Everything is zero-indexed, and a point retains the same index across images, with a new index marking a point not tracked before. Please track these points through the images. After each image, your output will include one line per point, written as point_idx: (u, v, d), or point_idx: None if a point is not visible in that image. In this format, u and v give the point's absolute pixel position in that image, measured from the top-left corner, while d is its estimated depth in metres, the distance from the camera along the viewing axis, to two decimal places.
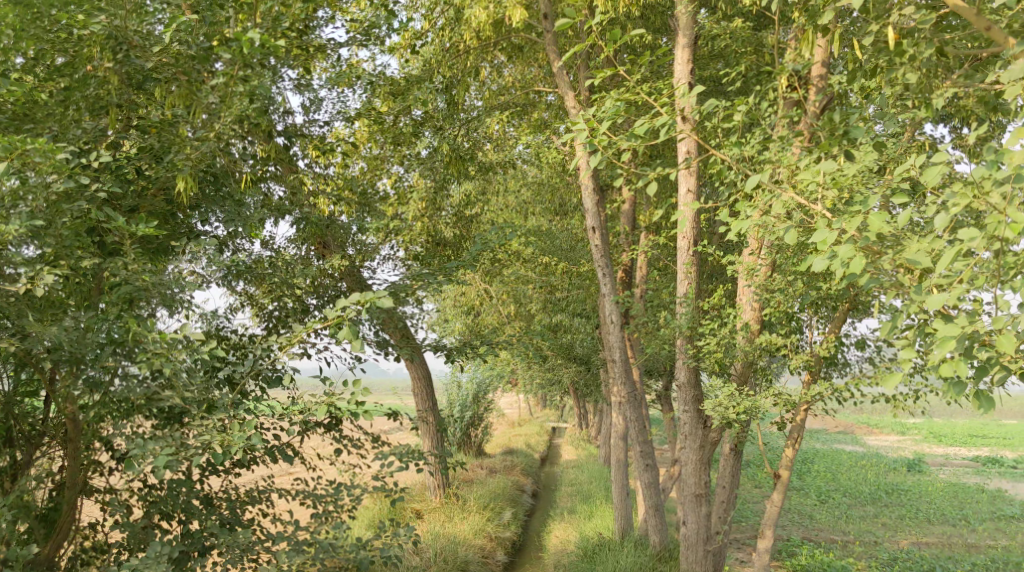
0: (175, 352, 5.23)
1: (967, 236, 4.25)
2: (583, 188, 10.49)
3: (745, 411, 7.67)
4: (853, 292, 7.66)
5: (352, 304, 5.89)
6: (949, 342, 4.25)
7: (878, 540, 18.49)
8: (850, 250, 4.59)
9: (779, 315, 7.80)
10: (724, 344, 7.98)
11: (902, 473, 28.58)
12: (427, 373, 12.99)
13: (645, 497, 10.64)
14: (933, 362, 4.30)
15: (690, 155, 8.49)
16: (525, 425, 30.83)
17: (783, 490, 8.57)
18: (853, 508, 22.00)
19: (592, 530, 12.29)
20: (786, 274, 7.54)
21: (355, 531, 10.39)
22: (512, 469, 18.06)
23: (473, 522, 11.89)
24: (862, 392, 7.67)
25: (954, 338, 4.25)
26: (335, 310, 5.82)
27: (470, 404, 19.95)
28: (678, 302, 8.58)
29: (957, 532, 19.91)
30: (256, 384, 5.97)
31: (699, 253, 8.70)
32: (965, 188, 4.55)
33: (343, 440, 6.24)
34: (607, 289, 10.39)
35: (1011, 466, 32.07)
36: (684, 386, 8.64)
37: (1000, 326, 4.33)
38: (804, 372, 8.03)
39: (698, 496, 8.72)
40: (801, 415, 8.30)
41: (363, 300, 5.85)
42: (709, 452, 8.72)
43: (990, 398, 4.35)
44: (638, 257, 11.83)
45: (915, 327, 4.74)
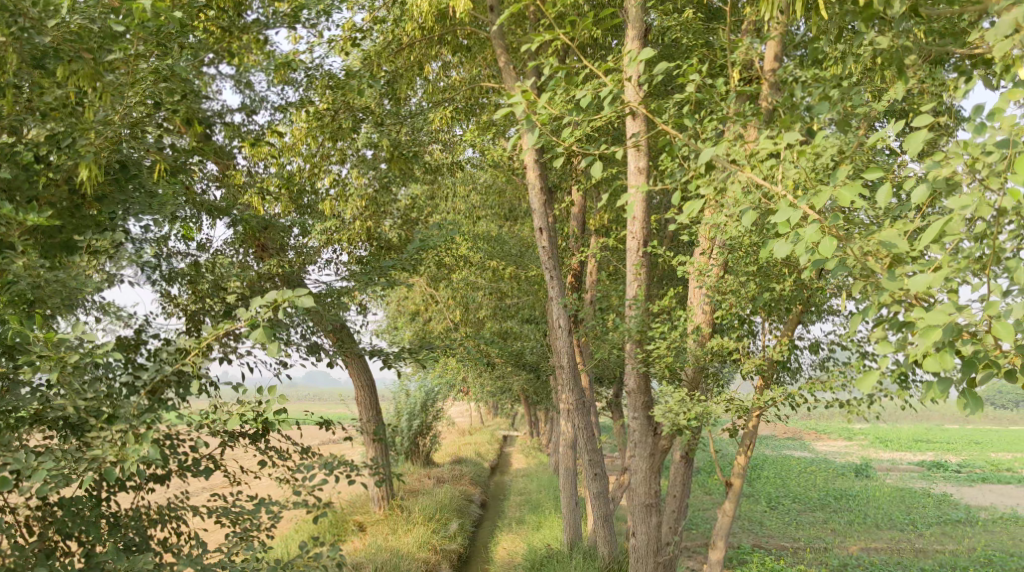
0: (66, 354, 4.84)
1: (958, 205, 4.04)
2: (531, 187, 10.16)
3: (696, 417, 7.38)
4: (807, 293, 7.42)
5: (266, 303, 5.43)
6: (936, 330, 4.00)
7: (828, 546, 18.44)
8: (814, 233, 4.32)
9: (730, 317, 7.53)
10: (675, 348, 7.67)
11: (851, 478, 28.77)
12: (370, 380, 12.55)
13: (594, 507, 10.29)
14: (918, 353, 4.05)
15: (641, 151, 8.19)
16: (475, 433, 30.44)
17: (735, 498, 8.27)
18: (802, 515, 21.99)
19: (540, 542, 11.91)
20: (738, 276, 7.27)
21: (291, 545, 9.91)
22: (461, 478, 17.66)
23: (418, 535, 11.48)
24: (816, 397, 7.43)
25: (941, 327, 4.01)
26: (249, 312, 5.37)
27: (418, 412, 19.50)
28: (627, 304, 8.27)
29: (905, 537, 19.98)
30: (172, 392, 5.59)
31: (649, 255, 8.41)
32: (935, 167, 4.32)
33: (269, 451, 5.82)
34: (555, 292, 10.04)
35: (955, 470, 32.47)
36: (634, 392, 8.32)
37: (989, 314, 4.10)
38: (757, 377, 7.76)
39: (648, 506, 8.40)
40: (753, 422, 8.03)
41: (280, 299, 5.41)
42: (659, 460, 8.42)
43: (977, 397, 4.18)
44: (588, 261, 11.53)
45: (890, 320, 4.49)
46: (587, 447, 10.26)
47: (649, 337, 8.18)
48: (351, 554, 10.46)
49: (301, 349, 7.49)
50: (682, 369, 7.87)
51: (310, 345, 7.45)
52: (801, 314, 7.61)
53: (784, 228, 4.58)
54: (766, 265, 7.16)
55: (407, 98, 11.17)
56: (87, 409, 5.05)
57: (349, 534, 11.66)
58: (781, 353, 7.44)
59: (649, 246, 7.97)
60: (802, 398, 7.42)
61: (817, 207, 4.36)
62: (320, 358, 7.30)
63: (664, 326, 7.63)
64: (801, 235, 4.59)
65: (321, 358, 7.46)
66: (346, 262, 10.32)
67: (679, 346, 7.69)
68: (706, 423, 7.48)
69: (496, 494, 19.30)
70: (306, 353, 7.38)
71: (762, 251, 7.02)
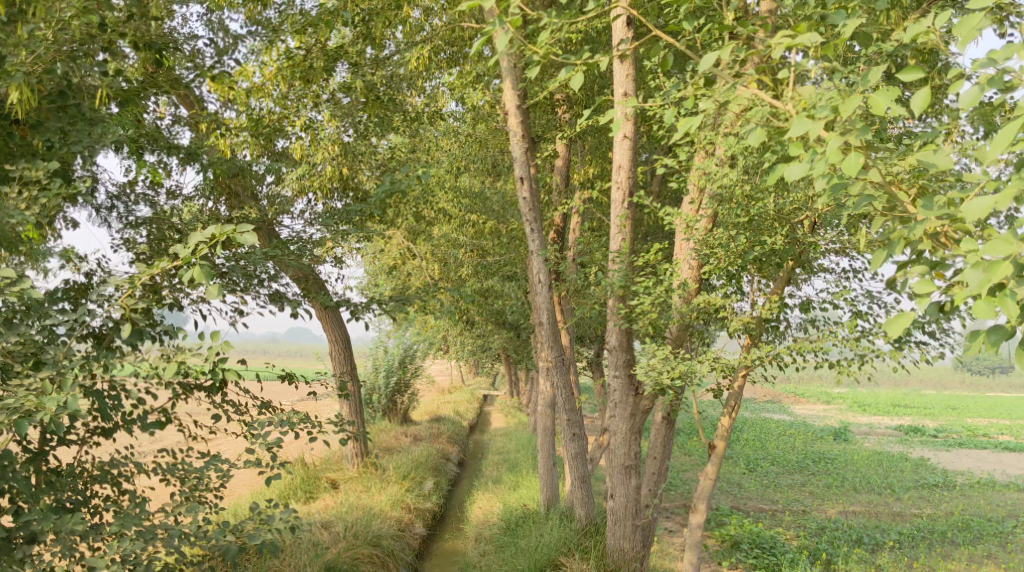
0: None
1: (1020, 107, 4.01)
2: (512, 135, 9.73)
3: (680, 376, 7.08)
4: (799, 248, 7.07)
5: (203, 241, 5.34)
6: (1000, 265, 3.95)
7: (806, 508, 18.39)
8: (840, 147, 4.31)
9: (718, 273, 7.16)
10: (659, 304, 7.33)
11: (829, 442, 28.80)
12: (345, 335, 12.23)
13: (571, 468, 10.01)
14: (977, 290, 3.99)
15: (629, 97, 7.81)
16: (455, 392, 30.13)
17: (717, 461, 7.98)
18: (780, 477, 21.97)
19: (516, 502, 11.65)
20: (728, 228, 6.86)
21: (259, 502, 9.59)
22: (439, 436, 17.38)
23: (391, 494, 11.19)
24: (804, 357, 7.12)
25: (1004, 261, 3.95)
26: (188, 249, 5.27)
27: (396, 369, 19.19)
28: (611, 258, 7.93)
29: (882, 501, 19.96)
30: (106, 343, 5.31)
31: (634, 208, 8.09)
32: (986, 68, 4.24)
33: (223, 406, 5.44)
34: (535, 246, 9.68)
35: (933, 435, 32.50)
36: (615, 350, 8.03)
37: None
38: (744, 336, 7.45)
39: (627, 468, 8.15)
40: (739, 382, 7.70)
41: (220, 234, 5.38)
42: (640, 421, 8.17)
43: None
44: (570, 216, 11.16)
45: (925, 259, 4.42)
46: (566, 406, 9.97)
47: (633, 292, 7.89)
48: (322, 512, 10.16)
49: (263, 296, 7.06)
50: (666, 326, 7.57)
51: (273, 292, 6.99)
52: (791, 272, 7.27)
53: (801, 146, 4.55)
54: (757, 218, 6.84)
55: (385, 41, 10.70)
56: (13, 354, 4.99)
57: (321, 491, 11.36)
58: (770, 311, 7.13)
59: (636, 198, 7.66)
60: (790, 358, 7.13)
61: (846, 113, 4.35)
62: (282, 306, 6.83)
63: (649, 280, 7.28)
64: (820, 155, 4.56)
65: (286, 306, 6.99)
66: (319, 210, 9.92)
67: (663, 301, 7.37)
68: (690, 382, 7.19)
69: (475, 453, 19.04)
70: (267, 299, 6.92)
71: (753, 202, 6.70)
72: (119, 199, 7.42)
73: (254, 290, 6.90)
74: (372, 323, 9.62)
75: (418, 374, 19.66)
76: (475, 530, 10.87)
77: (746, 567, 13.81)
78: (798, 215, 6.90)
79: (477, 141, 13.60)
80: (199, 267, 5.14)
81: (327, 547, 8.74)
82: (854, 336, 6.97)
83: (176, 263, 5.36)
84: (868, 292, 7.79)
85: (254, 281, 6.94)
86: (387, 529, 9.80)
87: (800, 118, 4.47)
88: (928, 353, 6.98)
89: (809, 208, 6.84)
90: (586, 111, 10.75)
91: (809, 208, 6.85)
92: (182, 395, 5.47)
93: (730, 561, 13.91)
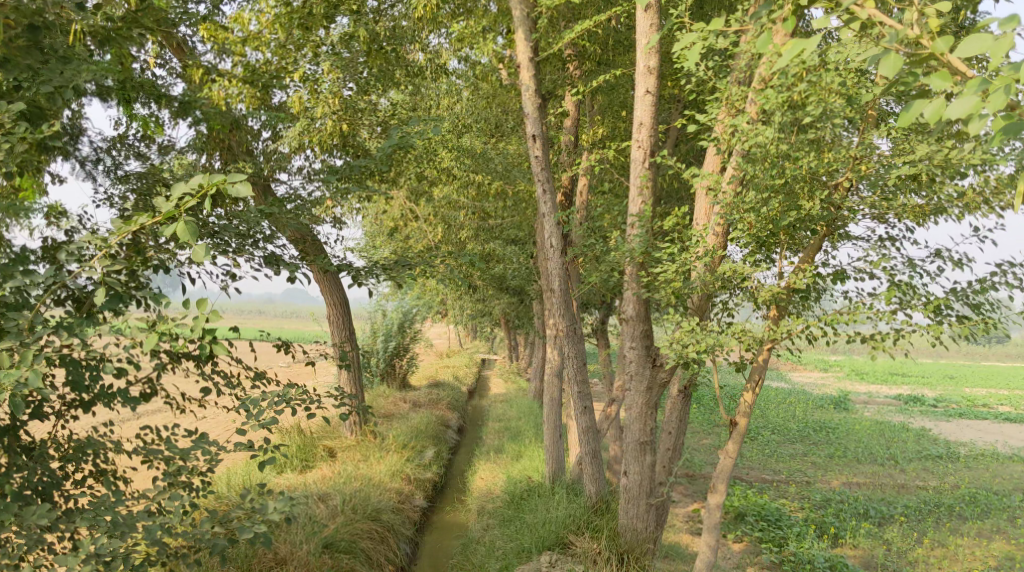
0: None
1: None
2: (524, 90, 9.21)
3: (706, 350, 6.75)
4: (833, 214, 6.60)
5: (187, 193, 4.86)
6: None
7: (810, 479, 18.08)
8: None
9: (746, 241, 6.70)
10: (682, 272, 6.92)
11: (830, 411, 28.48)
12: (344, 300, 11.79)
13: (581, 441, 9.65)
14: None
15: (653, 49, 7.39)
16: (452, 356, 29.73)
17: (738, 439, 7.58)
18: (782, 446, 21.68)
19: (520, 473, 11.28)
20: (760, 191, 6.38)
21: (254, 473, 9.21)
22: (438, 402, 17.00)
23: (391, 464, 10.82)
24: (837, 330, 6.70)
25: None
26: (172, 202, 4.80)
27: (395, 333, 18.76)
28: (631, 222, 7.52)
29: (887, 472, 19.66)
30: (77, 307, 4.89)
31: (656, 168, 7.73)
32: None
33: (213, 378, 4.99)
34: (547, 209, 9.24)
35: (932, 405, 32.24)
36: (632, 321, 7.79)
37: None
38: (770, 307, 7.06)
39: (642, 444, 7.89)
40: (764, 355, 7.29)
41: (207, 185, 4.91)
42: (656, 395, 7.87)
43: None
44: (582, 179, 10.68)
45: None
46: (576, 378, 9.56)
47: (654, 258, 7.46)
48: (320, 482, 9.80)
49: (259, 257, 6.59)
50: (688, 296, 7.34)
51: (269, 254, 6.50)
52: (824, 241, 6.80)
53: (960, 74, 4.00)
54: (790, 181, 6.36)
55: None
56: None
57: (318, 460, 11.01)
58: (801, 281, 6.68)
59: (658, 157, 7.22)
60: (820, 331, 6.70)
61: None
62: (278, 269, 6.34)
63: (673, 247, 6.89)
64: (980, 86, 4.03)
65: (282, 269, 6.48)
66: (318, 168, 9.44)
67: (686, 269, 6.96)
68: (715, 355, 6.83)
69: (474, 420, 18.68)
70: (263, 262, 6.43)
71: (789, 163, 6.24)
72: (104, 153, 6.95)
73: (250, 253, 6.42)
74: (374, 289, 9.18)
75: (417, 338, 19.22)
76: (478, 502, 10.51)
77: (752, 540, 13.47)
78: (835, 178, 6.44)
79: (482, 99, 13.07)
80: (186, 222, 4.65)
81: (324, 521, 8.38)
82: (890, 309, 6.54)
83: (156, 219, 4.90)
84: (905, 262, 7.32)
85: (249, 240, 6.47)
86: (387, 501, 9.43)
87: (975, 36, 3.93)
88: (969, 328, 6.53)
89: (848, 170, 6.36)
90: (600, 67, 10.22)
91: (847, 170, 6.39)
92: (170, 364, 5.06)
93: (737, 534, 13.56)
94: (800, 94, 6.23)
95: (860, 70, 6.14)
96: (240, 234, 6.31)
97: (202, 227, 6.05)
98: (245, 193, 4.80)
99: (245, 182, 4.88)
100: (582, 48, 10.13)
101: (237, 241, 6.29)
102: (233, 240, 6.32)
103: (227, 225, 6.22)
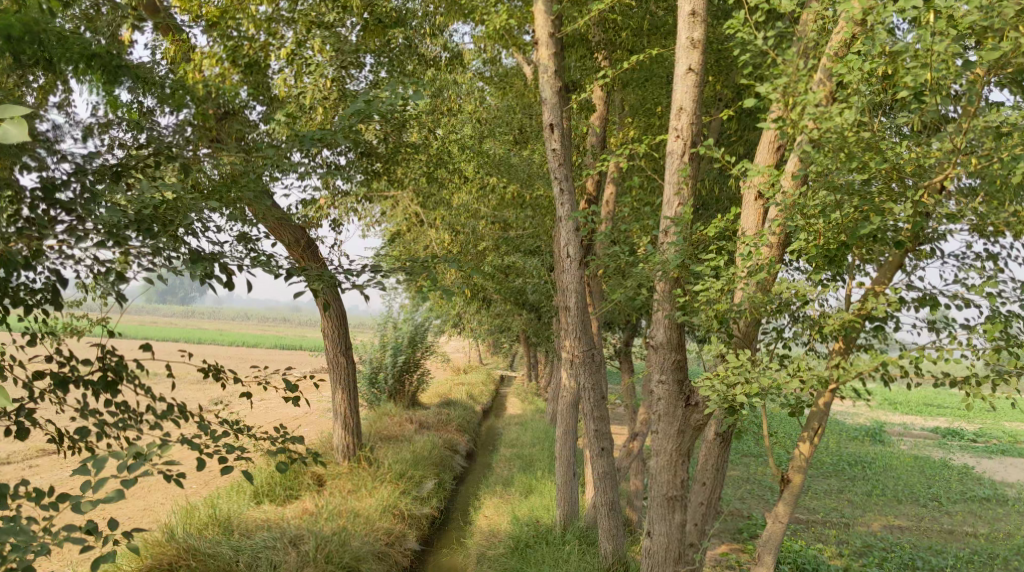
0: None
1: None
2: (543, 72, 8.16)
3: (756, 387, 5.59)
4: (920, 230, 5.43)
5: None
6: None
7: (848, 521, 16.57)
8: None
9: (811, 256, 5.55)
10: (727, 292, 5.79)
11: (865, 444, 26.83)
12: (342, 312, 10.55)
13: (598, 487, 8.39)
14: None
15: (695, 21, 6.37)
16: (469, 372, 28.24)
17: (791, 500, 6.29)
18: (815, 482, 20.17)
19: (529, 513, 10.04)
20: (831, 193, 5.28)
21: (211, 521, 8.07)
22: (447, 424, 15.72)
23: (382, 497, 9.61)
24: (920, 371, 5.45)
25: None
26: None
27: (406, 347, 17.45)
28: (666, 228, 6.40)
29: (930, 515, 18.09)
30: None
31: (697, 163, 6.61)
32: None
33: (99, 415, 3.92)
34: (564, 213, 8.07)
35: (973, 440, 30.32)
36: (662, 348, 6.56)
37: None
38: (835, 339, 5.86)
39: (670, 500, 6.65)
40: (826, 395, 6.10)
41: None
42: (689, 441, 6.64)
43: None
44: (610, 186, 9.50)
45: None
46: (594, 414, 8.35)
47: (692, 272, 6.33)
48: (298, 518, 8.69)
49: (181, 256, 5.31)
50: (734, 321, 6.23)
51: (190, 253, 5.18)
52: (904, 260, 5.59)
53: None
54: (869, 181, 5.21)
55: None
56: None
57: (305, 488, 9.83)
58: (878, 308, 5.48)
59: (702, 146, 6.08)
60: (900, 370, 5.46)
61: None
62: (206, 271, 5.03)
63: (718, 259, 5.76)
64: None
65: (205, 273, 5.16)
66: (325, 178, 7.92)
67: (733, 288, 5.85)
68: (770, 397, 5.67)
69: (487, 443, 17.36)
70: (187, 265, 5.13)
71: (869, 155, 5.21)
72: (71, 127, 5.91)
73: (167, 251, 5.16)
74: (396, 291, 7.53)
75: (430, 353, 17.95)
76: (478, 546, 9.27)
77: None
78: (930, 177, 5.22)
79: (502, 96, 11.92)
80: None
81: None
82: (990, 346, 5.27)
83: None
84: (1001, 290, 6.03)
85: (167, 233, 5.25)
86: (370, 546, 8.30)
87: None
88: None
89: (944, 167, 5.17)
90: (633, 56, 9.06)
91: (941, 169, 5.17)
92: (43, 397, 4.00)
93: None
94: (883, 66, 5.14)
95: (962, 36, 4.94)
96: (148, 226, 5.08)
97: (96, 216, 4.87)
98: (15, 137, 3.77)
99: (14, 120, 3.85)
100: (614, 32, 8.99)
101: (149, 234, 5.05)
102: (147, 237, 5.08)
103: (140, 209, 5.14)
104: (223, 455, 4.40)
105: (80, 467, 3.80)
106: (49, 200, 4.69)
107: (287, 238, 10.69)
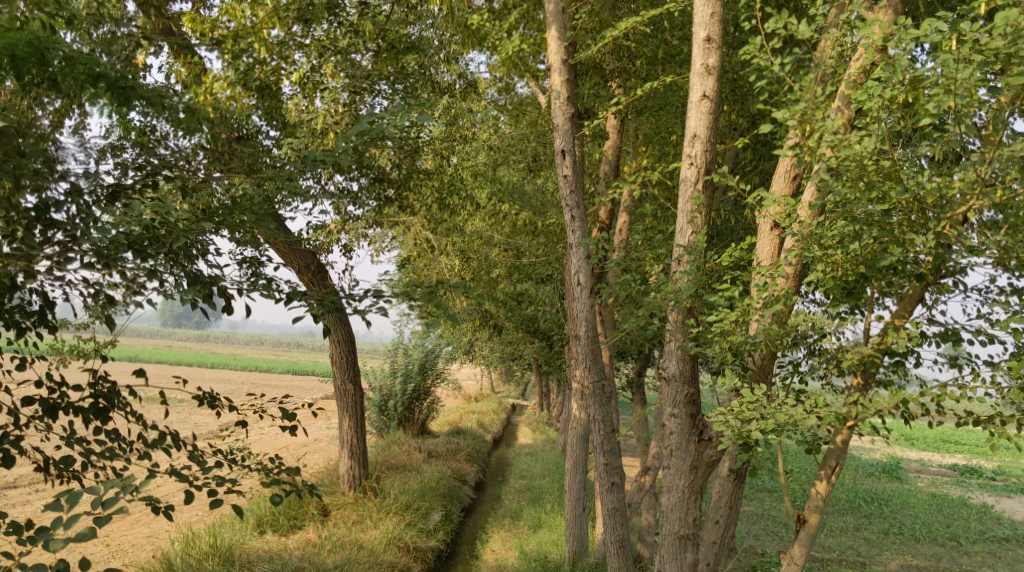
0: None
1: None
2: (555, 97, 8.07)
3: (771, 422, 5.42)
4: (941, 264, 5.27)
5: None
6: None
7: (865, 560, 16.20)
8: None
9: (829, 288, 5.41)
10: (741, 323, 5.64)
11: (881, 480, 26.37)
12: (350, 339, 10.42)
13: (608, 523, 8.17)
14: None
15: (710, 47, 6.27)
16: (480, 400, 28.00)
17: (807, 542, 6.07)
18: (830, 519, 19.79)
19: (537, 548, 9.81)
20: (849, 224, 5.15)
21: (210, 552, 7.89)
22: (456, 453, 15.51)
23: (387, 528, 9.41)
24: (942, 409, 5.26)
25: None
26: None
27: (416, 374, 17.29)
28: (679, 256, 6.26)
29: (949, 555, 17.68)
30: None
31: (711, 190, 6.48)
32: None
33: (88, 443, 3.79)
34: (574, 241, 7.94)
35: (991, 478, 29.79)
36: (674, 381, 6.41)
37: None
38: (853, 374, 5.69)
39: (682, 539, 6.44)
40: (844, 432, 5.91)
41: None
42: (702, 477, 6.45)
43: None
44: (623, 215, 9.38)
45: None
46: (603, 447, 8.16)
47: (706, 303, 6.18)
48: (300, 550, 8.50)
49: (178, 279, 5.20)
50: (749, 354, 6.07)
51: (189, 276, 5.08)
52: (925, 293, 5.43)
53: None
54: (888, 212, 5.08)
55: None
56: None
57: (309, 518, 9.64)
58: (898, 343, 5.31)
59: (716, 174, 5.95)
60: (921, 408, 5.28)
61: None
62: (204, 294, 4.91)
63: (733, 289, 5.62)
64: None
65: (203, 297, 5.04)
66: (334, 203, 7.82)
67: (747, 319, 5.70)
68: (786, 433, 5.50)
69: (496, 473, 17.13)
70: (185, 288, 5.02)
71: (889, 186, 5.07)
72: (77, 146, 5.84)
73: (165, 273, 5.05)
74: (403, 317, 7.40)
75: (440, 381, 17.77)
76: None
77: None
78: (952, 208, 5.09)
79: (516, 122, 11.85)
80: None
81: None
82: (1015, 385, 5.08)
83: None
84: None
85: (166, 255, 5.14)
86: None
87: None
88: None
89: (967, 198, 5.02)
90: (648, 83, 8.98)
91: (963, 202, 5.03)
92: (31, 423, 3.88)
93: None
94: (904, 95, 5.02)
95: (986, 64, 4.81)
96: (145, 248, 4.98)
97: (91, 237, 4.77)
98: None
99: None
100: (629, 60, 8.92)
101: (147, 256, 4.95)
102: (145, 259, 4.98)
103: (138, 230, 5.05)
104: (214, 487, 4.25)
105: (63, 499, 3.66)
106: (42, 220, 4.59)
107: (296, 263, 10.60)
